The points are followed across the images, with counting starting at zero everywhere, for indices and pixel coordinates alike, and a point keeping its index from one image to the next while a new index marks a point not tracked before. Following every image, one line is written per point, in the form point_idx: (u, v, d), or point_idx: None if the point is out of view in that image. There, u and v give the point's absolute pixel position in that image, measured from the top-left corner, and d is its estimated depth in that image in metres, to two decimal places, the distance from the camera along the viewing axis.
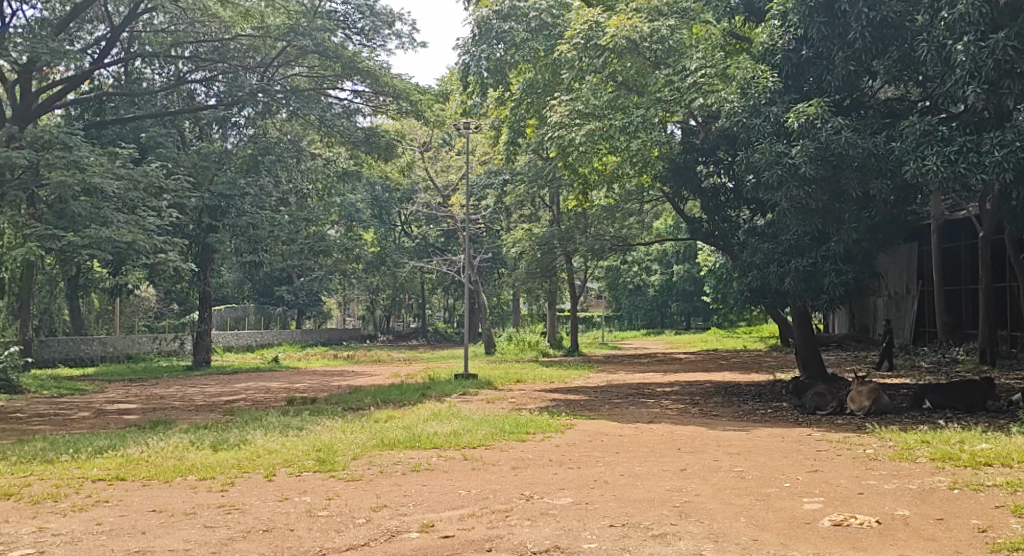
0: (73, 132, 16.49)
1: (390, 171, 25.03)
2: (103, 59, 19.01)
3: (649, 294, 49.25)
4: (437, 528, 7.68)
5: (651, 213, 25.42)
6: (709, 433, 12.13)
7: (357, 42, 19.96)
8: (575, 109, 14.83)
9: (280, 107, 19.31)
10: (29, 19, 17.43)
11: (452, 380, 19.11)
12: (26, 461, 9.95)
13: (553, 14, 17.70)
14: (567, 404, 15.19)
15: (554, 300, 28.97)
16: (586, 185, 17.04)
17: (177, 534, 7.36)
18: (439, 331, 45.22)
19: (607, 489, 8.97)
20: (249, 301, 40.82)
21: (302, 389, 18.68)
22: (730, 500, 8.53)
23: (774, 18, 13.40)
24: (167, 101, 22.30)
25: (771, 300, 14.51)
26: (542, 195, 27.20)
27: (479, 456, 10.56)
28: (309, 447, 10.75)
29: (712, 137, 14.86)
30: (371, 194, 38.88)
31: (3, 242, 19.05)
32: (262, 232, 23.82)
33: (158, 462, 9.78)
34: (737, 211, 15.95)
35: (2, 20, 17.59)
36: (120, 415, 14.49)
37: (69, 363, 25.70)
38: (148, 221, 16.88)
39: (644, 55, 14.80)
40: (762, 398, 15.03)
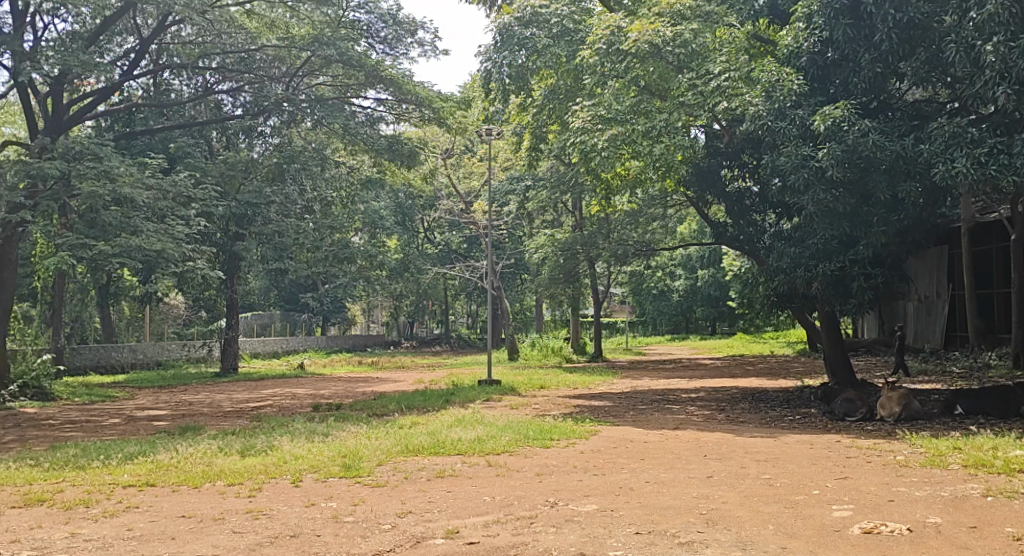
0: (103, 143, 16.68)
1: (413, 178, 25.12)
2: (133, 71, 19.20)
3: (673, 299, 49.00)
4: (462, 534, 7.67)
5: (675, 218, 25.30)
6: (736, 439, 12.05)
7: (380, 51, 20.05)
8: (597, 115, 14.81)
9: (306, 116, 19.42)
10: (61, 33, 17.77)
11: (477, 386, 19.12)
12: (58, 467, 10.04)
13: (574, 20, 17.80)
14: (592, 410, 15.14)
15: (578, 306, 28.88)
16: (610, 190, 17.02)
17: (206, 540, 7.39)
18: (462, 336, 45.24)
19: (632, 495, 8.92)
20: (275, 308, 41.10)
21: (327, 396, 18.71)
22: (758, 507, 8.47)
23: (800, 21, 13.31)
24: (196, 112, 22.62)
25: (797, 305, 14.40)
26: (564, 200, 27.15)
27: (504, 462, 10.54)
28: (335, 453, 10.77)
29: (737, 141, 14.73)
30: (394, 201, 39.09)
31: (36, 252, 19.29)
32: (288, 239, 23.22)
33: (187, 468, 9.83)
34: (763, 215, 15.71)
35: (34, 33, 17.88)
36: (150, 421, 14.61)
37: (100, 371, 25.91)
38: (177, 230, 17.01)
39: (666, 59, 14.58)
40: (790, 404, 14.92)
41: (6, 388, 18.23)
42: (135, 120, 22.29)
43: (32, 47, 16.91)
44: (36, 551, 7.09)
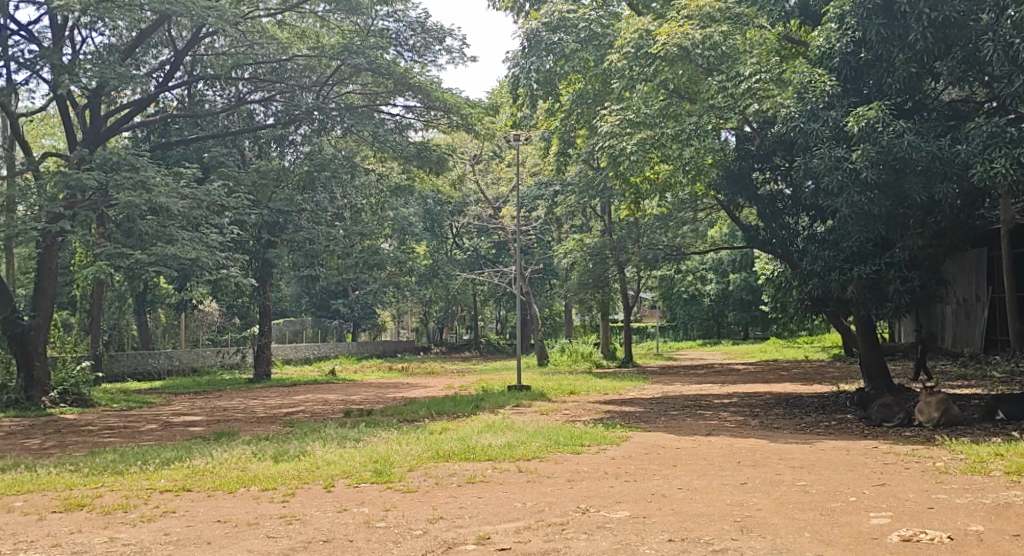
0: (140, 154, 16.84)
1: (442, 184, 25.18)
2: (168, 82, 19.43)
3: (704, 304, 48.64)
4: (493, 540, 7.63)
5: (707, 221, 25.08)
6: (771, 445, 11.89)
7: (409, 59, 20.11)
8: (626, 118, 14.75)
9: (335, 124, 19.61)
10: (98, 46, 18.01)
11: (507, 391, 19.06)
12: (97, 473, 10.11)
13: (601, 24, 17.71)
14: (623, 416, 15.03)
15: (607, 311, 28.76)
16: (639, 194, 16.94)
17: (241, 544, 7.42)
18: (491, 341, 45.26)
19: (664, 502, 8.82)
20: (308, 314, 41.26)
21: (358, 401, 18.76)
22: (794, 514, 8.34)
23: (831, 21, 13.17)
24: (229, 122, 22.80)
25: (832, 309, 14.20)
26: (593, 205, 27.10)
27: (534, 468, 10.49)
28: (367, 459, 10.76)
29: (768, 143, 14.45)
30: (423, 207, 39.31)
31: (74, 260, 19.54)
32: (318, 247, 24.15)
33: (222, 473, 9.88)
34: (795, 218, 15.54)
35: (72, 46, 18.15)
36: (187, 427, 14.70)
37: (137, 377, 26.15)
38: (211, 238, 17.20)
39: (696, 62, 14.47)
40: (825, 410, 14.72)
41: (47, 395, 18.44)
42: (170, 131, 22.61)
43: (71, 60, 17.14)
44: None
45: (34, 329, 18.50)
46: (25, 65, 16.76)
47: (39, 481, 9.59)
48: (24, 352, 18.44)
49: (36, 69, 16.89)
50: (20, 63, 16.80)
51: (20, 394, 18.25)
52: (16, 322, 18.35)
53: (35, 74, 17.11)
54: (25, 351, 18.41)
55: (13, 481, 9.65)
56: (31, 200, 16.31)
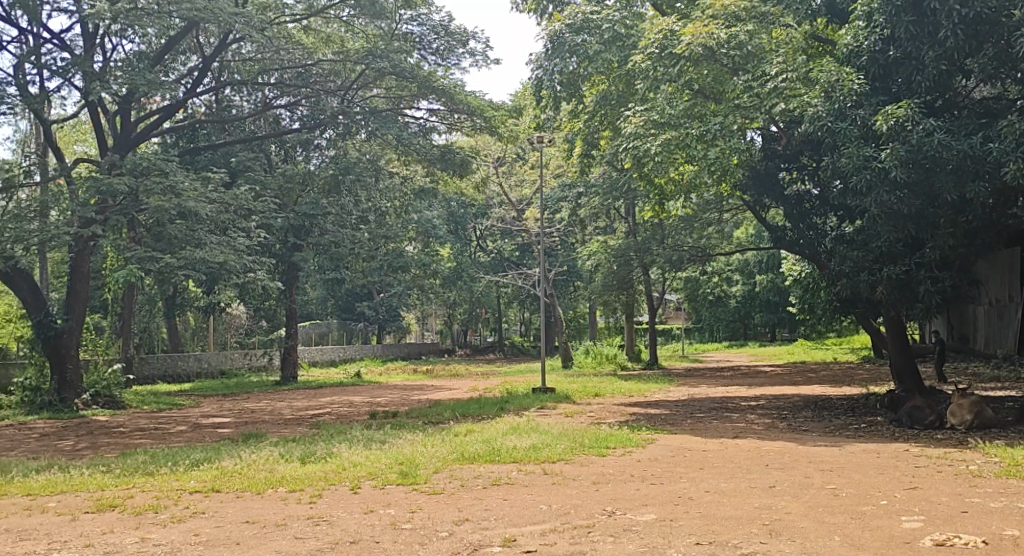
0: (169, 159, 16.98)
1: (466, 187, 25.17)
2: (197, 89, 19.63)
3: (730, 305, 48.42)
4: (519, 543, 7.59)
5: (732, 222, 24.92)
6: (799, 448, 11.79)
7: (432, 62, 20.12)
8: (650, 120, 14.68)
9: (360, 128, 19.68)
10: (128, 54, 18.22)
11: (531, 393, 18.98)
12: (129, 473, 10.19)
13: (626, 25, 17.48)
14: (649, 418, 14.96)
15: (632, 313, 28.65)
16: (664, 195, 16.88)
17: (269, 545, 7.43)
18: (516, 343, 45.25)
19: (692, 505, 8.74)
20: (333, 317, 41.38)
21: (384, 404, 18.75)
22: (824, 518, 8.25)
23: (859, 19, 13.06)
24: (255, 127, 22.96)
25: (861, 310, 14.06)
26: (617, 206, 26.99)
27: (559, 471, 10.43)
28: (392, 460, 10.77)
29: (795, 143, 14.26)
30: (447, 210, 39.42)
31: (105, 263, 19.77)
32: (344, 249, 24.27)
33: (251, 474, 9.91)
34: (823, 219, 15.40)
35: (103, 54, 18.35)
36: (215, 428, 14.77)
37: (167, 380, 26.37)
38: (238, 242, 17.33)
39: (721, 61, 14.39)
40: (855, 412, 14.58)
41: (79, 397, 18.63)
42: (198, 136, 22.80)
43: (101, 67, 17.27)
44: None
45: (66, 332, 18.67)
46: (58, 72, 16.92)
47: (71, 482, 9.69)
48: (57, 355, 18.64)
49: (68, 76, 17.04)
50: (53, 70, 16.97)
51: (53, 396, 18.46)
52: (49, 325, 18.55)
53: (68, 81, 17.28)
54: (59, 354, 18.59)
55: (45, 482, 9.74)
56: (63, 205, 16.62)
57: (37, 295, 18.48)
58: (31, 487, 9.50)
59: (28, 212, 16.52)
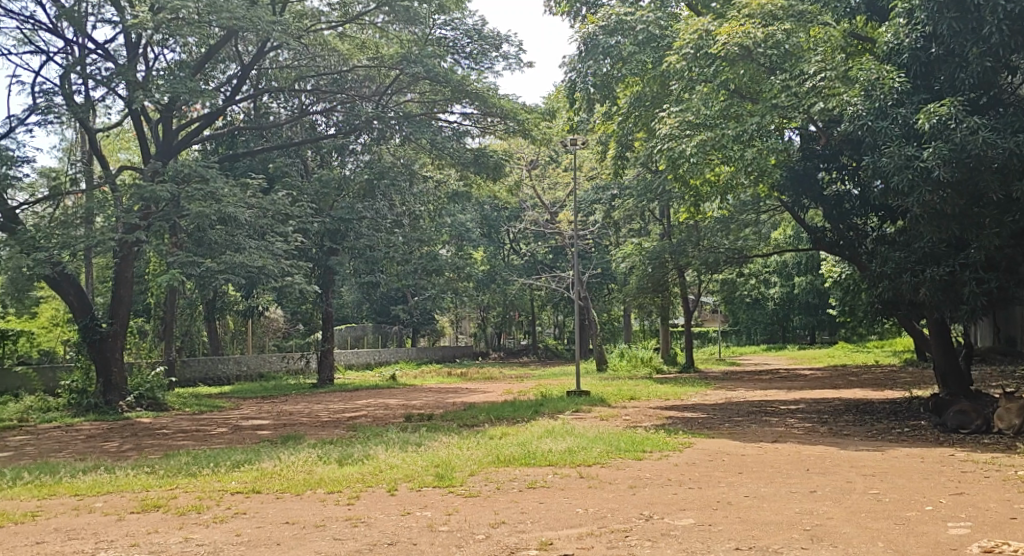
0: (210, 165, 17.16)
1: (500, 190, 25.15)
2: (236, 96, 19.84)
3: (768, 307, 48.00)
4: (556, 546, 7.53)
5: (770, 223, 24.63)
6: (841, 452, 11.60)
7: (466, 67, 20.07)
8: (685, 120, 14.58)
9: (394, 132, 19.91)
10: (170, 62, 18.43)
11: (566, 397, 18.85)
12: (172, 474, 10.29)
13: (660, 25, 17.41)
14: (685, 422, 14.81)
15: (667, 315, 28.47)
16: (700, 196, 16.73)
17: (309, 546, 7.44)
18: (550, 346, 45.16)
19: (730, 510, 8.63)
20: (368, 321, 41.53)
21: (419, 406, 18.75)
22: (867, 523, 8.10)
23: (900, 17, 12.92)
24: (292, 133, 23.15)
25: (904, 311, 13.84)
26: (652, 207, 26.84)
27: (596, 474, 10.35)
28: (429, 463, 10.76)
29: (834, 143, 14.11)
30: (480, 213, 39.63)
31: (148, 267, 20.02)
32: (379, 254, 24.38)
33: (290, 475, 9.95)
34: (864, 219, 15.12)
35: (145, 63, 18.57)
36: (254, 430, 14.88)
37: (207, 382, 26.62)
38: (276, 246, 17.45)
39: (758, 61, 14.18)
40: (898, 416, 14.35)
41: (124, 400, 18.84)
42: (237, 143, 23.04)
43: (144, 77, 17.50)
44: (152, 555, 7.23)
45: (111, 336, 18.90)
46: (102, 81, 17.13)
47: (117, 482, 9.79)
48: (102, 359, 18.86)
49: (112, 85, 17.24)
50: (97, 79, 17.19)
51: (99, 398, 18.70)
52: (95, 329, 18.69)
53: (111, 90, 17.50)
54: (104, 358, 18.83)
55: (92, 482, 9.85)
56: (108, 212, 16.51)
57: (83, 299, 18.61)
58: (79, 487, 9.61)
59: (75, 219, 16.64)
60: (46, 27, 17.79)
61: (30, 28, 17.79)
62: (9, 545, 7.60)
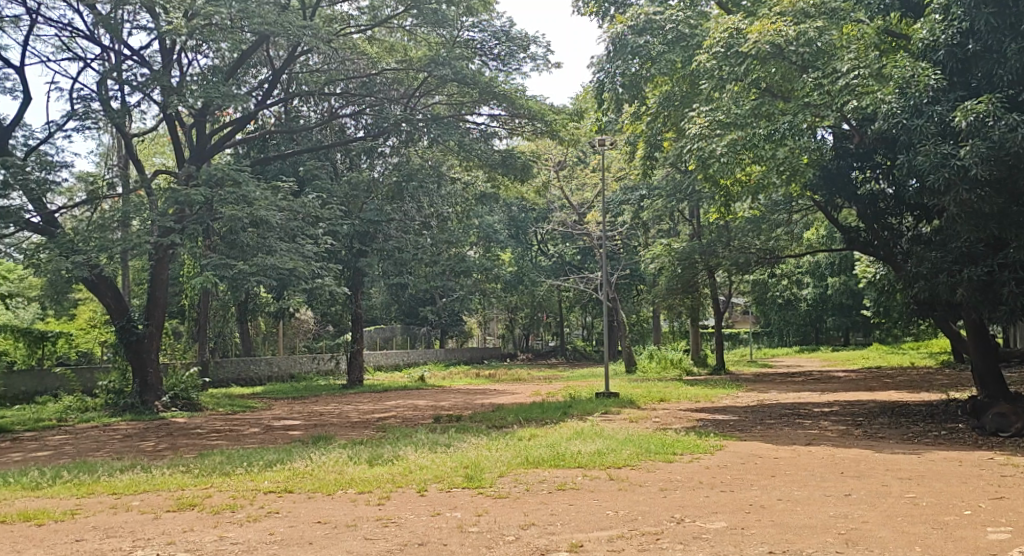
0: (242, 169, 17.21)
1: (528, 191, 25.07)
2: (267, 100, 19.93)
3: (800, 308, 47.56)
4: (586, 549, 7.46)
5: (802, 224, 24.33)
6: (876, 456, 11.41)
7: (494, 68, 20.04)
8: (716, 120, 14.45)
9: (423, 135, 19.96)
10: (203, 68, 18.59)
11: (595, 399, 18.72)
12: (206, 473, 10.32)
13: (690, 24, 17.27)
14: (716, 424, 14.64)
15: (697, 316, 28.25)
16: (730, 196, 16.56)
17: (341, 545, 7.42)
18: (578, 348, 45.04)
19: (764, 513, 8.49)
20: (397, 322, 41.59)
21: (448, 407, 18.76)
22: (904, 527, 7.96)
23: (935, 13, 12.76)
24: (322, 136, 23.24)
25: (941, 312, 13.62)
26: (681, 208, 26.67)
27: (626, 477, 10.25)
28: (458, 464, 10.70)
29: (868, 141, 13.87)
30: (508, 214, 39.68)
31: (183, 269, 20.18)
32: (408, 255, 24.44)
33: (322, 475, 9.95)
34: (900, 218, 14.88)
35: (179, 69, 18.74)
36: (285, 431, 14.92)
37: (240, 383, 26.77)
38: (307, 249, 17.50)
39: (789, 59, 13.94)
40: (935, 418, 14.11)
41: (159, 400, 18.98)
42: (268, 147, 23.26)
43: (178, 82, 17.64)
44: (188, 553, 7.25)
45: (148, 337, 19.08)
46: (138, 87, 17.28)
47: (153, 481, 9.82)
48: (138, 359, 19.03)
49: (148, 91, 17.39)
50: (133, 85, 17.35)
51: (136, 398, 18.86)
52: (130, 331, 18.94)
53: (147, 96, 17.66)
54: (140, 359, 19.00)
55: (129, 481, 9.89)
56: (144, 216, 16.62)
57: (120, 301, 18.83)
58: (116, 486, 9.65)
59: (111, 222, 16.72)
60: (83, 34, 18.00)
61: (68, 36, 18.01)
62: (48, 542, 7.64)
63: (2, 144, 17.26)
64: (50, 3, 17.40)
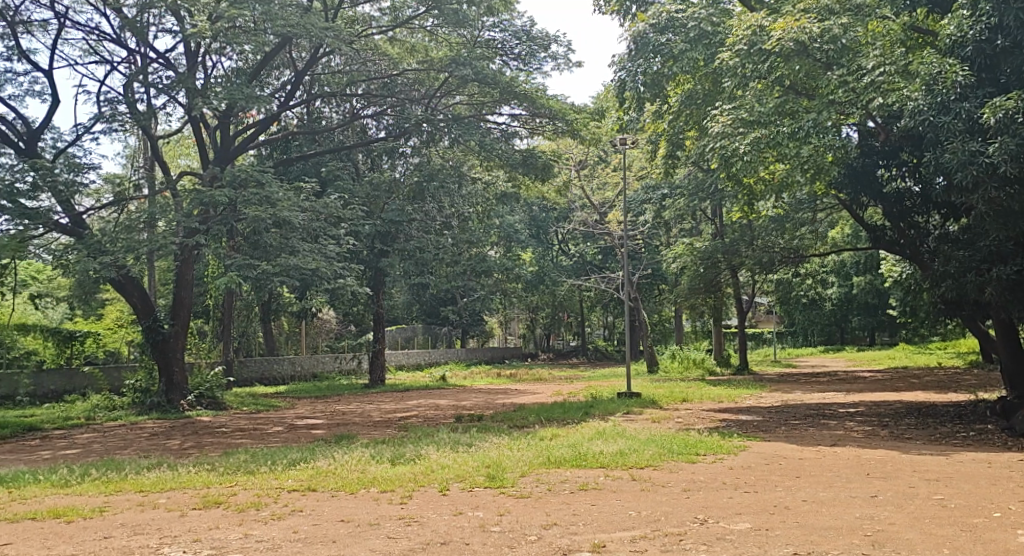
0: (265, 170, 17.25)
1: (548, 191, 25.00)
2: (290, 102, 19.98)
3: (825, 308, 47.18)
4: (609, 549, 7.40)
5: (826, 222, 24.10)
6: (902, 457, 11.27)
7: (514, 68, 20.00)
8: (739, 117, 14.24)
9: (444, 135, 19.97)
10: (228, 71, 18.70)
11: (617, 399, 18.64)
12: (231, 472, 10.34)
13: (712, 22, 17.10)
14: (740, 425, 14.53)
15: (719, 316, 28.10)
16: (754, 195, 16.43)
17: (364, 544, 7.41)
18: (599, 348, 44.89)
19: (789, 514, 8.40)
20: (418, 322, 41.66)
21: (470, 407, 18.69)
22: (932, 529, 7.84)
23: (962, 9, 12.61)
24: (344, 137, 23.30)
25: (969, 311, 13.44)
26: (703, 207, 26.53)
27: (648, 477, 10.18)
28: (480, 463, 10.67)
29: (894, 139, 13.76)
30: (528, 214, 39.68)
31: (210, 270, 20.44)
32: (429, 255, 24.42)
33: (344, 474, 9.95)
34: (926, 216, 14.59)
35: (204, 71, 18.86)
36: (309, 430, 14.96)
37: (264, 382, 26.90)
38: (329, 249, 17.53)
39: (814, 57, 13.87)
40: (963, 419, 13.92)
41: (185, 399, 19.09)
42: (291, 148, 23.38)
43: (202, 85, 17.71)
44: (214, 550, 7.27)
45: (174, 336, 19.18)
46: (163, 90, 17.38)
47: (180, 479, 9.86)
48: (165, 359, 19.12)
49: (173, 93, 17.48)
50: (159, 88, 17.44)
51: (162, 398, 18.96)
52: (157, 330, 18.98)
53: (172, 98, 17.75)
54: (166, 358, 19.10)
55: (156, 479, 9.94)
56: (169, 217, 16.70)
57: (148, 302, 18.91)
58: (143, 484, 9.69)
59: (137, 223, 16.81)
60: (110, 37, 18.11)
61: (95, 39, 18.14)
62: (76, 539, 7.67)
63: (31, 147, 17.44)
64: (78, 7, 17.54)
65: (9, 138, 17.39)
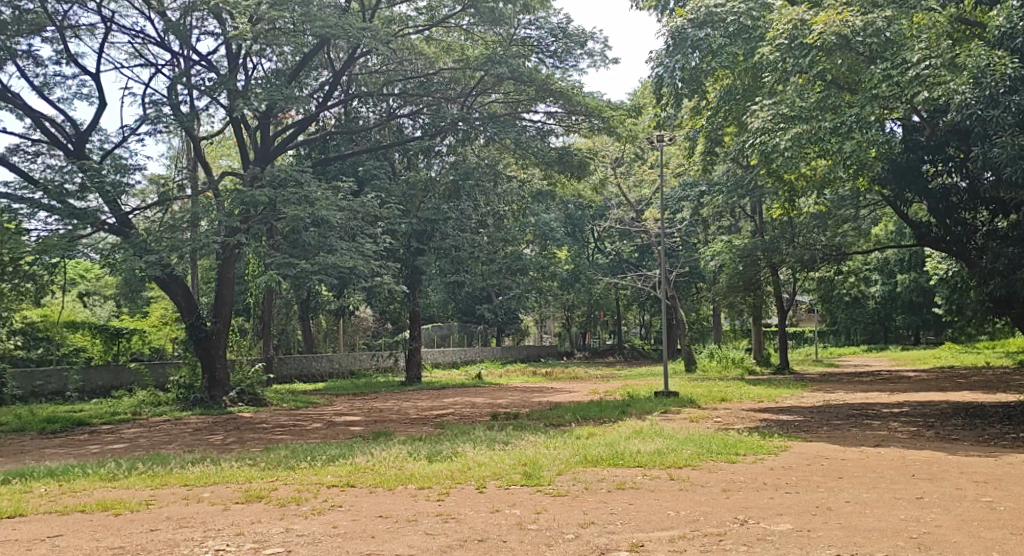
0: (304, 169, 17.38)
1: (584, 189, 24.83)
2: (328, 103, 20.04)
3: (868, 307, 46.44)
4: (647, 548, 7.30)
5: (868, 220, 23.71)
6: (948, 457, 11.04)
7: (550, 66, 19.87)
8: (780, 113, 13.90)
9: (479, 133, 19.93)
10: (268, 71, 18.82)
11: (656, 397, 18.48)
12: (272, 467, 10.36)
13: (752, 16, 16.73)
14: (781, 425, 14.31)
15: (759, 315, 27.79)
16: (795, 192, 16.15)
17: (403, 540, 7.37)
18: (636, 347, 44.62)
19: (832, 516, 8.23)
20: (454, 320, 41.70)
21: (506, 405, 18.54)
22: (979, 532, 7.62)
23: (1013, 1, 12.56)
24: (380, 137, 23.33)
25: (1018, 309, 13.12)
26: (742, 203, 26.21)
27: (687, 476, 10.04)
28: (517, 462, 10.58)
29: (940, 134, 13.40)
30: (564, 212, 39.51)
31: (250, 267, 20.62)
32: (464, 254, 24.36)
33: (383, 471, 9.92)
34: (974, 213, 14.59)
35: (245, 73, 19.01)
36: (347, 426, 15.01)
37: (303, 379, 27.07)
38: (366, 247, 17.52)
39: (857, 50, 13.56)
40: (1012, 420, 13.59)
41: (227, 395, 19.31)
42: (328, 147, 23.47)
43: (242, 86, 17.81)
44: (256, 544, 7.27)
45: (215, 334, 19.33)
46: (206, 91, 17.50)
47: (223, 474, 9.91)
48: (207, 356, 19.35)
49: (215, 95, 17.60)
50: (202, 89, 17.58)
51: (205, 394, 19.26)
52: (200, 327, 19.15)
53: (214, 99, 17.88)
54: (209, 355, 19.32)
55: (200, 473, 9.99)
56: (212, 216, 16.87)
57: (190, 299, 18.97)
58: (188, 478, 9.74)
59: (181, 222, 16.94)
60: (154, 40, 18.29)
61: (140, 42, 18.33)
62: (124, 532, 7.70)
63: (79, 148, 17.67)
64: (123, 11, 17.73)
65: (58, 140, 17.65)
